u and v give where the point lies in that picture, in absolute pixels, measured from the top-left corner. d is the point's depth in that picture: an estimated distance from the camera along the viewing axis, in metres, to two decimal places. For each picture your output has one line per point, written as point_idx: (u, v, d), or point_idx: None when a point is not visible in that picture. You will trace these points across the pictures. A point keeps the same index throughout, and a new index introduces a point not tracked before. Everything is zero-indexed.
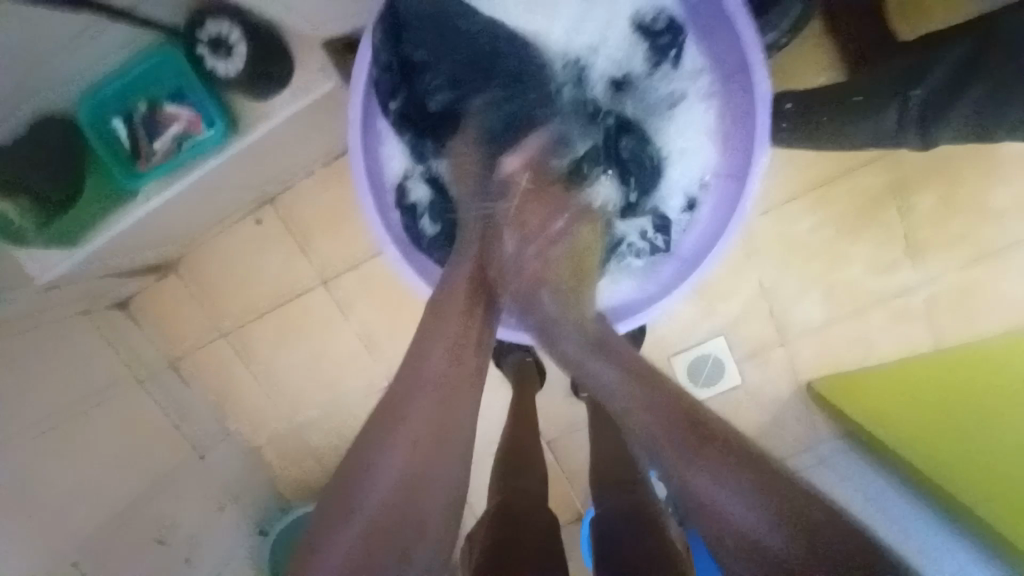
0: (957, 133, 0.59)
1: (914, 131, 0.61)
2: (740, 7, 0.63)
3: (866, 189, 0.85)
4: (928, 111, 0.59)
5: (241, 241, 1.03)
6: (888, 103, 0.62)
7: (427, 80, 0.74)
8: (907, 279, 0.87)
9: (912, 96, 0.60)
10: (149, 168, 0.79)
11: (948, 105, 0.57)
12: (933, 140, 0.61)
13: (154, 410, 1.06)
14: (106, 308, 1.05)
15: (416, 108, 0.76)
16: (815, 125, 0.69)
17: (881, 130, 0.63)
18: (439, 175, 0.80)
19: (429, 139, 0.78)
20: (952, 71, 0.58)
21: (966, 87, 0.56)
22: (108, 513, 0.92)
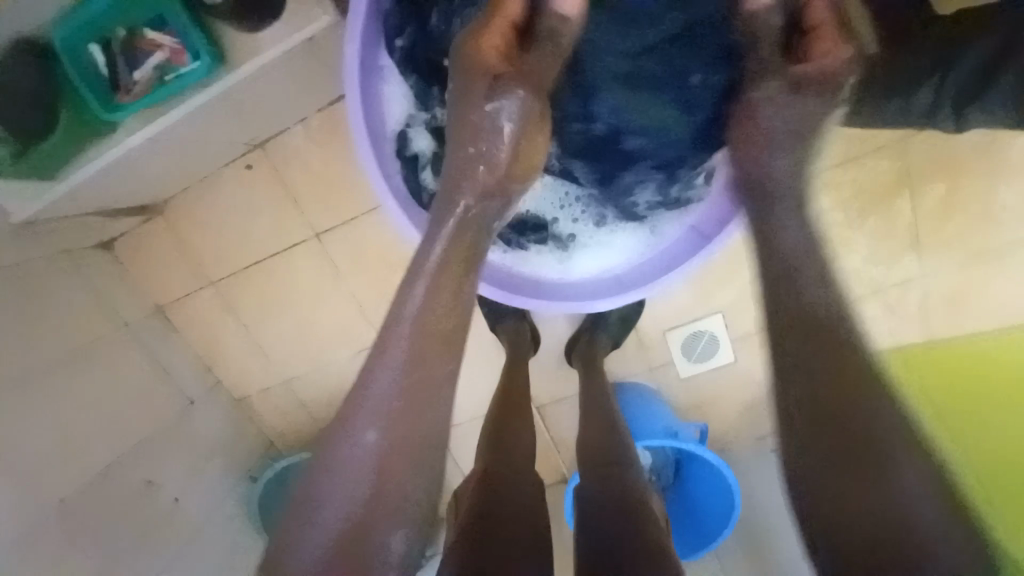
0: (983, 117, 0.63)
1: (947, 116, 0.64)
2: None
3: (879, 174, 0.86)
4: (964, 95, 0.62)
5: (229, 188, 1.00)
6: (921, 85, 0.64)
7: (438, 20, 0.68)
8: (904, 268, 0.90)
9: (945, 82, 0.62)
10: (128, 102, 0.72)
11: (982, 90, 0.62)
12: (963, 123, 0.65)
13: (140, 356, 1.05)
14: (90, 249, 1.03)
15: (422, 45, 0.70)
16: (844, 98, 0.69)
17: (909, 111, 0.65)
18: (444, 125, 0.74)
19: (437, 86, 0.71)
20: (983, 56, 0.61)
21: (996, 78, 0.60)
22: (90, 466, 0.92)
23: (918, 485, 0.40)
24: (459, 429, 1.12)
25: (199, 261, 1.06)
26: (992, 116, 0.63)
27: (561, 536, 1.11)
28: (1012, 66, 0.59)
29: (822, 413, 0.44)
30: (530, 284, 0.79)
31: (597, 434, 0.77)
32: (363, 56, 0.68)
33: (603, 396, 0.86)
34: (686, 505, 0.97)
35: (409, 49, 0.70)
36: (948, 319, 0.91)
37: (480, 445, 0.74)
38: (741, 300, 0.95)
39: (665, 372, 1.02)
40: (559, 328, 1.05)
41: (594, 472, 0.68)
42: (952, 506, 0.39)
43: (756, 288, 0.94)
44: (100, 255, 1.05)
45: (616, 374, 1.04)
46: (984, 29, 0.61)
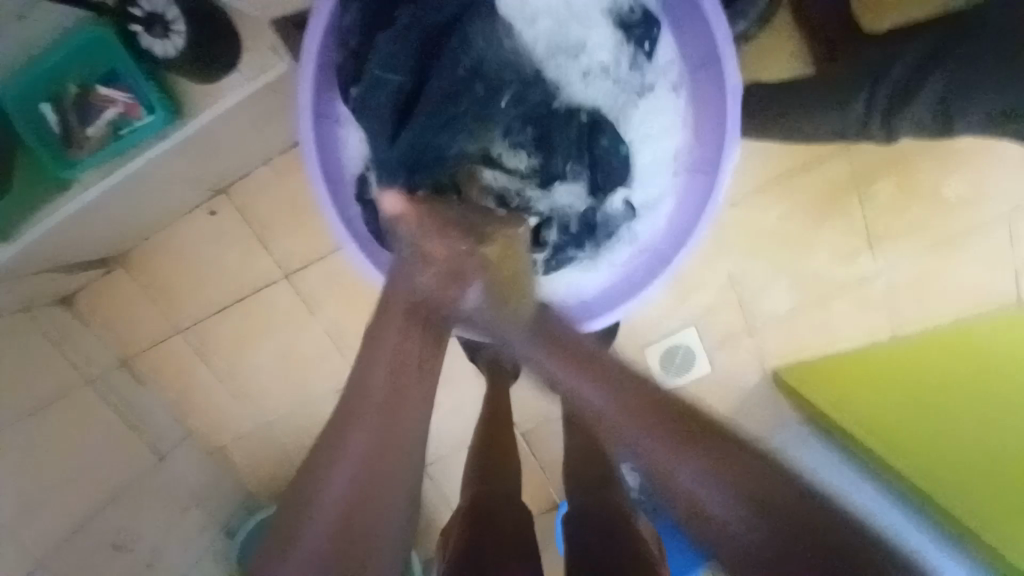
0: (913, 127, 0.64)
1: (879, 126, 0.66)
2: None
3: (829, 181, 0.90)
4: (894, 104, 0.64)
5: (194, 234, 0.98)
6: (854, 97, 0.67)
7: (377, 69, 0.67)
8: (862, 268, 0.94)
9: (876, 93, 0.65)
10: (82, 157, 0.71)
11: (907, 98, 0.63)
12: (895, 133, 0.66)
13: (106, 411, 1.01)
14: (49, 305, 0.99)
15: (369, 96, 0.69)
16: (791, 111, 0.74)
17: (844, 121, 0.69)
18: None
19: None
20: (910, 66, 0.63)
21: (922, 84, 0.61)
22: (59, 530, 0.87)
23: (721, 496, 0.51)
24: (445, 461, 1.10)
25: (165, 308, 1.03)
26: (921, 123, 0.63)
27: (555, 562, 1.08)
28: (933, 72, 0.60)
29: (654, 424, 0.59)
30: (495, 318, 0.77)
31: (582, 454, 0.77)
32: (316, 103, 0.69)
33: None
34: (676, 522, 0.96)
35: (362, 96, 0.69)
36: (908, 311, 0.95)
37: (467, 475, 0.73)
38: (715, 307, 0.98)
39: None
40: None
41: (585, 496, 0.68)
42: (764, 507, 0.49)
43: (726, 295, 0.97)
44: (60, 310, 1.01)
45: None
46: (913, 44, 0.65)
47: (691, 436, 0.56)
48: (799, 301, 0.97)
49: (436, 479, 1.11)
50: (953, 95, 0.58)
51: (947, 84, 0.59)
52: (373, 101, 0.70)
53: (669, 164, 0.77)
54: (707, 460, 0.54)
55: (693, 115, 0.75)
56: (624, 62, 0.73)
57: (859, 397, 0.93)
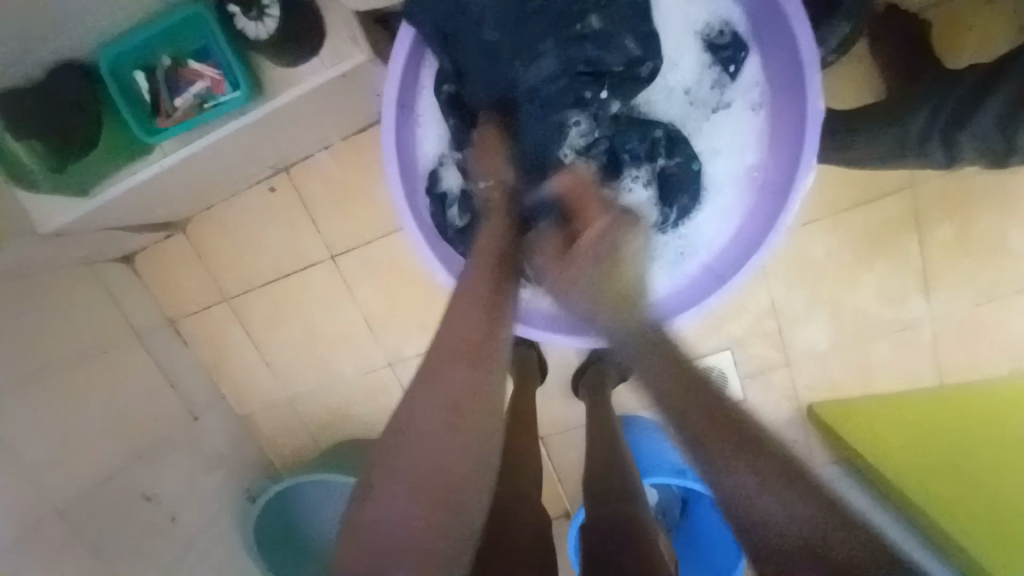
0: (976, 147, 0.62)
1: (936, 145, 0.65)
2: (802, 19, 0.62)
3: (886, 218, 0.87)
4: (953, 123, 0.63)
5: (253, 207, 1.02)
6: (914, 119, 0.66)
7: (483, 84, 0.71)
8: (912, 311, 0.91)
9: (935, 115, 0.64)
10: (166, 126, 0.74)
11: (966, 117, 0.61)
12: (958, 156, 0.64)
13: (149, 367, 1.06)
14: (111, 261, 1.05)
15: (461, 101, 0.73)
16: (857, 133, 0.73)
17: (903, 141, 0.68)
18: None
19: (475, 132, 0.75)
20: (970, 91, 0.62)
21: (976, 108, 0.61)
22: (95, 474, 0.92)
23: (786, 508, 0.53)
24: None
25: (216, 276, 1.08)
26: (985, 146, 0.61)
27: (562, 570, 1.08)
28: (993, 92, 0.59)
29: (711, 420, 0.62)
30: (544, 316, 0.79)
31: (601, 464, 0.76)
32: (400, 95, 0.71)
33: (611, 427, 0.86)
34: (692, 546, 0.95)
35: (456, 94, 0.73)
36: (957, 361, 0.91)
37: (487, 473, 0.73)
38: (751, 334, 0.96)
39: None
40: (568, 358, 1.05)
41: (600, 505, 0.67)
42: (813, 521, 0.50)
43: (765, 322, 0.95)
44: (119, 266, 1.07)
45: (621, 406, 1.04)
46: (969, 76, 0.64)
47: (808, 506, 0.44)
48: (839, 337, 0.94)
49: None
50: (1022, 113, 0.57)
51: (1013, 101, 0.57)
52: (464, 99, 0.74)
53: (737, 181, 0.76)
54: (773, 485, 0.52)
55: (771, 133, 0.73)
56: (706, 82, 0.75)
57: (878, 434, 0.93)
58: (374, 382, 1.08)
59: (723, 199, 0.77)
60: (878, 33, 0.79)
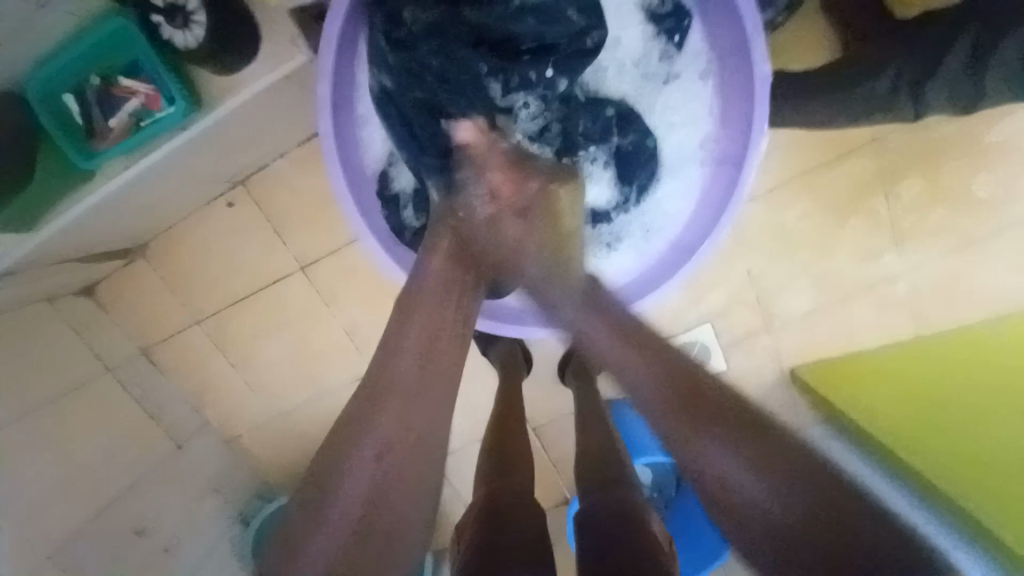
0: (944, 97, 0.66)
1: (908, 99, 0.68)
2: None
3: (852, 177, 0.88)
4: (924, 75, 0.66)
5: (214, 225, 0.99)
6: (881, 74, 0.68)
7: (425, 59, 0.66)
8: (885, 267, 0.91)
9: (904, 68, 0.67)
10: (104, 148, 0.72)
11: (936, 69, 0.65)
12: (926, 107, 0.68)
13: (125, 400, 1.03)
14: (71, 294, 1.01)
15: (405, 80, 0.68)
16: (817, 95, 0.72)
17: (873, 97, 0.69)
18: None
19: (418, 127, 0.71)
20: (933, 45, 0.65)
21: (947, 56, 0.64)
22: (81, 515, 0.89)
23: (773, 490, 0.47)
24: (458, 454, 1.10)
25: (184, 299, 1.04)
26: (955, 97, 0.66)
27: (567, 558, 1.08)
28: (959, 41, 0.63)
29: (726, 421, 0.53)
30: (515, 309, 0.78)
31: (593, 450, 0.76)
32: (336, 96, 0.68)
33: (600, 413, 0.85)
34: (690, 519, 0.96)
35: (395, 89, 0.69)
36: (933, 313, 0.92)
37: (479, 471, 0.72)
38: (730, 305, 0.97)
39: None
40: (551, 347, 1.04)
41: (594, 492, 0.66)
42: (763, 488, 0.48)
43: (743, 292, 0.96)
44: (82, 299, 1.03)
45: (609, 389, 1.04)
46: (923, 32, 0.67)
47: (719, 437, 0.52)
48: (817, 300, 0.95)
49: (448, 473, 1.12)
50: (989, 57, 0.61)
51: (981, 46, 0.62)
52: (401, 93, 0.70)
53: (695, 153, 0.76)
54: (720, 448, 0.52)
55: (721, 101, 0.73)
56: (653, 55, 0.75)
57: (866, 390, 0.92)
58: None
59: (684, 172, 0.77)
60: None
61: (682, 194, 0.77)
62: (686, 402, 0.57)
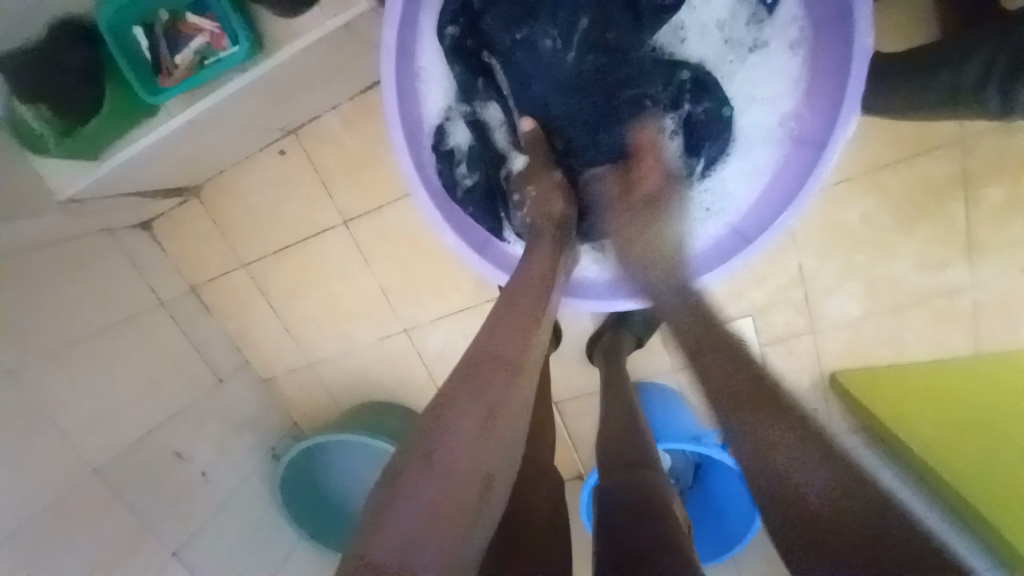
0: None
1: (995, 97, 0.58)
2: None
3: (932, 176, 0.80)
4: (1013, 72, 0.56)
5: (263, 172, 1.01)
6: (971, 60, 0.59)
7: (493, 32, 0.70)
8: (954, 278, 0.85)
9: (995, 58, 0.57)
10: (168, 85, 0.73)
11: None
12: (1010, 109, 0.58)
13: (173, 333, 1.09)
14: (129, 228, 1.06)
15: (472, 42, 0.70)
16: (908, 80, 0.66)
17: (956, 88, 0.61)
18: (484, 120, 0.76)
19: (483, 79, 0.72)
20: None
21: None
22: (126, 435, 0.96)
23: (811, 463, 0.43)
24: None
25: (231, 243, 1.08)
26: None
27: (576, 531, 1.10)
28: None
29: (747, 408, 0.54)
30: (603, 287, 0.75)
31: (618, 430, 0.75)
32: (401, 40, 0.66)
33: (627, 395, 0.84)
34: (706, 509, 0.95)
35: (460, 37, 0.70)
36: (998, 331, 0.86)
37: None
38: (776, 301, 0.93)
39: (689, 372, 1.00)
40: (583, 325, 1.03)
41: (616, 472, 0.66)
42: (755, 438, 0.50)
43: (793, 290, 0.92)
44: (139, 234, 1.08)
45: (637, 373, 1.02)
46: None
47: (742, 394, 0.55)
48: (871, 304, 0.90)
49: None
50: None
51: None
52: (468, 42, 0.70)
53: (772, 132, 0.71)
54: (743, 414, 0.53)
55: (809, 76, 0.67)
56: (741, 18, 0.70)
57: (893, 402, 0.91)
58: (390, 349, 1.09)
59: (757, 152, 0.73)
60: None
61: (754, 174, 0.73)
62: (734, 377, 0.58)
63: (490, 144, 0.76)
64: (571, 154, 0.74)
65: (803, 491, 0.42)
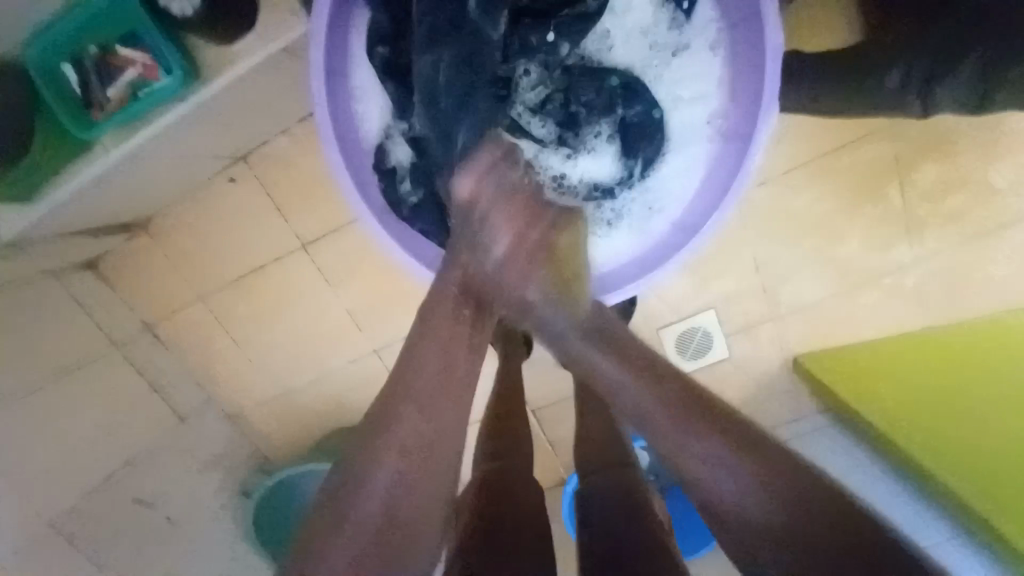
0: (953, 102, 0.64)
1: (917, 96, 0.65)
2: None
3: (869, 161, 0.86)
4: (932, 78, 0.63)
5: (214, 201, 0.99)
6: (889, 71, 0.66)
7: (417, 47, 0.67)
8: (895, 257, 0.90)
9: (912, 68, 0.64)
10: (103, 119, 0.70)
11: (947, 71, 0.62)
12: (933, 109, 0.66)
13: (129, 374, 1.04)
14: (75, 269, 1.02)
15: (402, 63, 0.70)
16: (822, 85, 0.71)
17: (880, 94, 0.67)
18: None
19: (417, 94, 0.71)
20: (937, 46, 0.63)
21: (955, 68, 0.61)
22: (83, 488, 0.91)
23: (733, 480, 0.47)
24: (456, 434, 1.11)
25: (186, 276, 1.05)
26: (961, 100, 0.63)
27: (563, 538, 1.10)
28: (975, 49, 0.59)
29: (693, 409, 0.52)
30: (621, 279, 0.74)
31: (594, 430, 0.76)
32: (328, 61, 0.68)
33: (599, 396, 0.85)
34: (689, 501, 0.96)
35: (392, 56, 0.70)
36: (942, 305, 0.90)
37: (478, 451, 0.73)
38: (739, 290, 0.96)
39: (660, 368, 1.01)
40: None
41: (593, 474, 0.66)
42: (704, 441, 0.50)
43: (751, 279, 0.95)
44: (85, 274, 1.04)
45: (610, 373, 1.04)
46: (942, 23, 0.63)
47: (685, 393, 0.54)
48: (824, 287, 0.94)
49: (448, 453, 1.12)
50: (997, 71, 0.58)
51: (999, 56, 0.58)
52: (399, 61, 0.70)
53: (704, 129, 0.74)
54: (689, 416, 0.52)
55: (729, 74, 0.70)
56: (662, 23, 0.73)
57: (851, 380, 0.92)
58: (361, 371, 1.07)
59: (692, 149, 0.74)
60: None
61: (690, 169, 0.75)
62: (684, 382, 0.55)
63: (432, 160, 0.73)
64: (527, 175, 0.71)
65: (724, 492, 0.47)
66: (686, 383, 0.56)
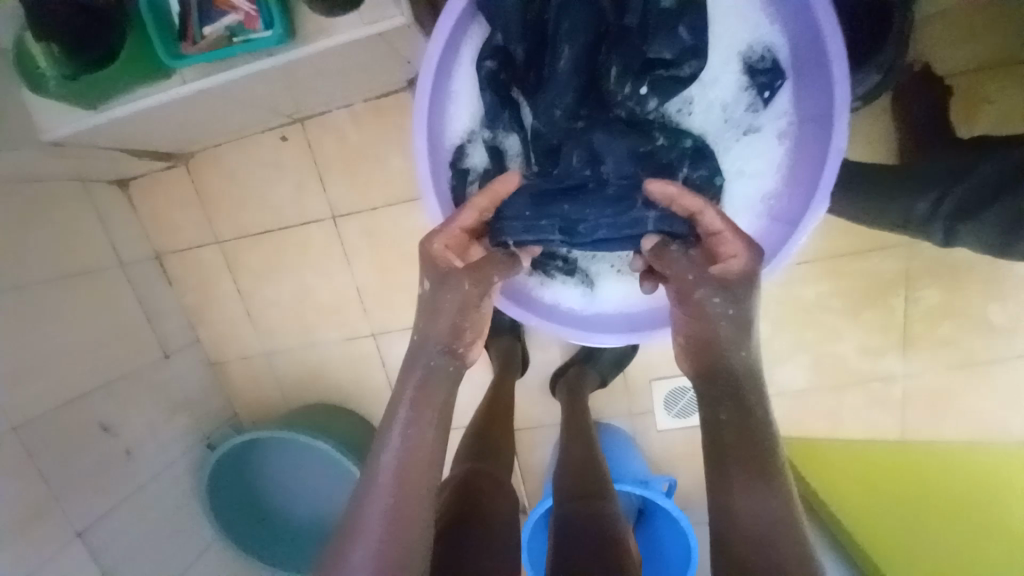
0: (972, 238, 0.66)
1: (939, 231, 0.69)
2: (840, 50, 0.62)
3: (881, 272, 0.89)
4: (959, 212, 0.66)
5: (259, 153, 1.01)
6: (920, 197, 0.69)
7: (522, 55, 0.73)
8: (888, 366, 0.93)
9: (943, 196, 0.67)
10: (190, 53, 0.73)
11: (974, 211, 0.64)
12: (952, 240, 0.68)
13: (128, 296, 1.04)
14: (104, 182, 1.02)
15: (501, 75, 0.73)
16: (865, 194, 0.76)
17: (909, 214, 0.71)
18: (502, 148, 0.77)
19: (509, 110, 0.75)
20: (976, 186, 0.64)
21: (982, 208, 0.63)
22: (53, 397, 0.88)
23: (767, 506, 0.47)
24: None
25: (210, 217, 1.06)
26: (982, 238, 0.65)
27: None
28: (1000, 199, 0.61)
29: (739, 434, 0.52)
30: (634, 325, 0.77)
31: (577, 461, 0.76)
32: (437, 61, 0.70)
33: (585, 430, 0.86)
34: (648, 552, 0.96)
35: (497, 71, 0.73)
36: (919, 421, 0.94)
37: (458, 453, 0.73)
38: None
39: (643, 418, 1.03)
40: (549, 355, 1.05)
41: (571, 499, 0.67)
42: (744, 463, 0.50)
43: None
44: (113, 189, 1.04)
45: (595, 412, 1.05)
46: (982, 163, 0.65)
47: (736, 416, 0.53)
48: (815, 379, 0.96)
49: None
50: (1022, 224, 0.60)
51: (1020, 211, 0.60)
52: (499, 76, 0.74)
53: (755, 206, 0.77)
54: (736, 436, 0.52)
55: (793, 163, 0.75)
56: (741, 104, 0.75)
57: (830, 474, 0.98)
58: (354, 351, 1.07)
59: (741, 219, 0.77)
60: (903, 90, 0.81)
61: None
62: (734, 401, 0.54)
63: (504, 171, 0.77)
64: (582, 175, 0.72)
65: (754, 516, 0.47)
66: (718, 405, 0.55)
